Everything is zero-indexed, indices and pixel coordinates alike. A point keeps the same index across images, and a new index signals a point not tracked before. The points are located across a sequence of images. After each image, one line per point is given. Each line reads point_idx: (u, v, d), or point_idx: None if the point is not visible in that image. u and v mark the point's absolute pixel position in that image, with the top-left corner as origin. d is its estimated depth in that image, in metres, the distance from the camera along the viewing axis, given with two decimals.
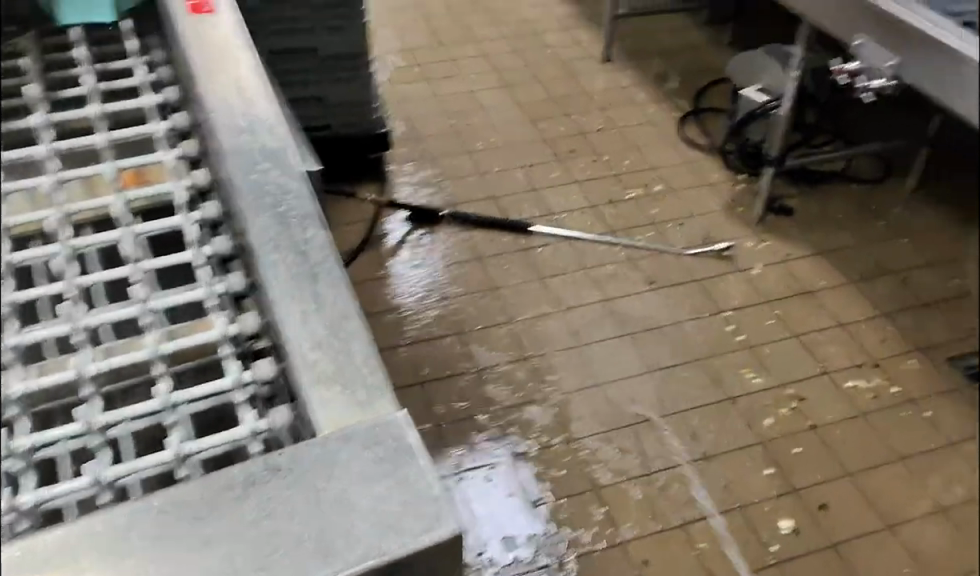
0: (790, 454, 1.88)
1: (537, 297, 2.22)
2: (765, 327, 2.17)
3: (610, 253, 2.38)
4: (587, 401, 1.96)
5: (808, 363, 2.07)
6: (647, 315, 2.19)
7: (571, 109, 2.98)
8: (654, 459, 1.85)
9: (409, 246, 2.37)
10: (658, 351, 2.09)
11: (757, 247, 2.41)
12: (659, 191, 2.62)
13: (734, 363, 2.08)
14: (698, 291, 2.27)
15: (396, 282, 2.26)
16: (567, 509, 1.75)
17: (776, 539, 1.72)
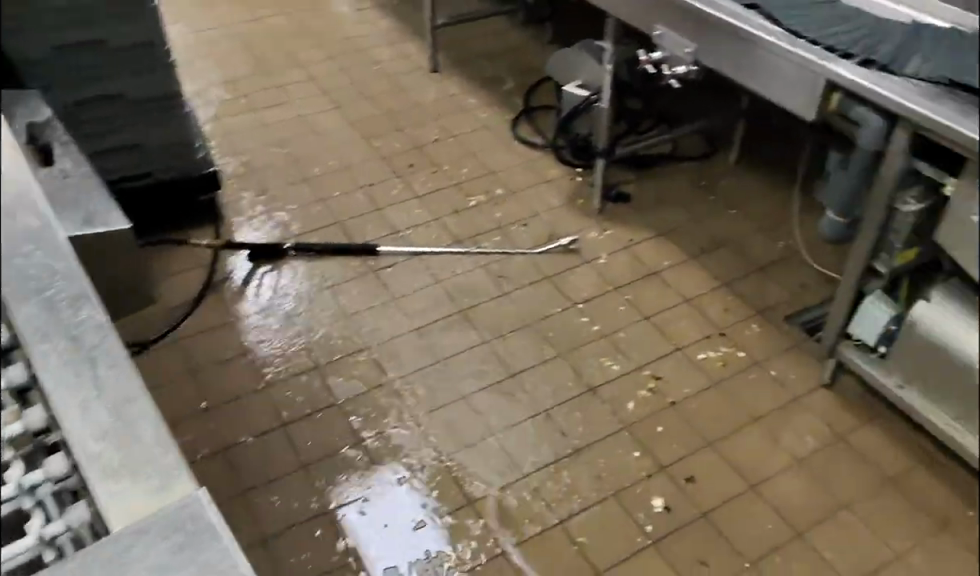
0: (654, 434, 1.91)
1: (391, 319, 2.20)
2: (616, 314, 2.22)
3: (459, 263, 2.38)
4: (453, 416, 1.95)
5: (661, 342, 2.14)
6: (503, 319, 2.21)
7: (406, 123, 2.97)
8: (526, 462, 1.86)
9: (254, 285, 2.30)
10: (517, 354, 2.11)
11: (601, 236, 2.48)
12: (500, 194, 2.64)
13: (592, 352, 2.12)
14: (549, 288, 2.30)
15: (245, 324, 2.19)
16: (446, 527, 1.74)
17: (651, 520, 1.74)
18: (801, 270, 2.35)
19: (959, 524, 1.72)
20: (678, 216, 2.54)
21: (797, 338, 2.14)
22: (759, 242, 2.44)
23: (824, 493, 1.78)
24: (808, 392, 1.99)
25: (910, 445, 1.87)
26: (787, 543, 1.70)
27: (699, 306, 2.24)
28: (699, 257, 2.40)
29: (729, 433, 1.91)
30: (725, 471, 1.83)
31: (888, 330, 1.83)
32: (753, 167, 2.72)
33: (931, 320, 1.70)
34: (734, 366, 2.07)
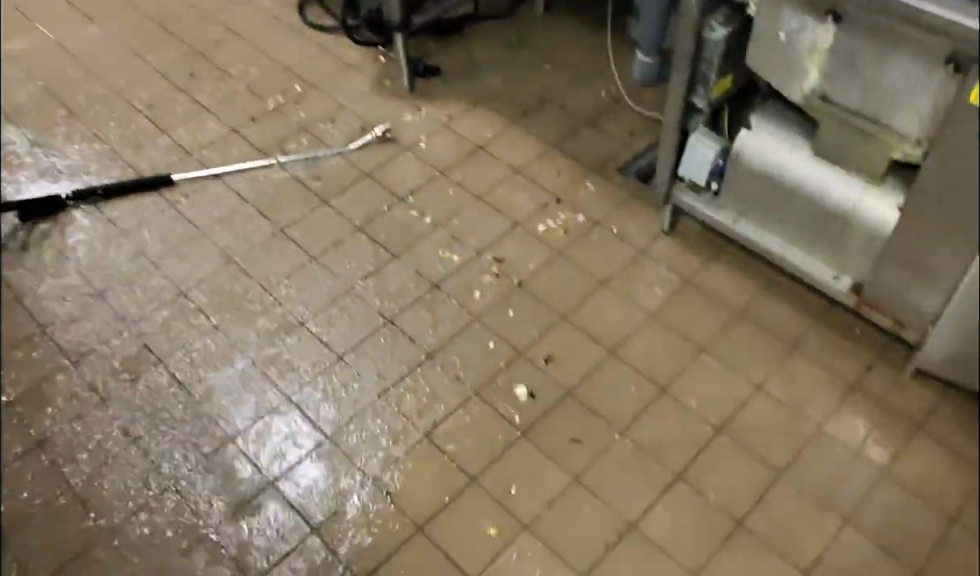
0: (505, 319, 1.82)
1: (204, 254, 1.97)
2: (447, 199, 2.08)
3: (268, 177, 2.15)
4: (292, 347, 1.79)
5: (498, 220, 2.02)
6: (327, 229, 2.02)
7: (178, 27, 2.61)
8: (378, 378, 1.73)
9: (43, 246, 1.98)
10: (350, 264, 1.94)
11: (417, 118, 2.29)
12: (300, 91, 2.39)
13: (428, 245, 1.97)
14: (371, 185, 2.12)
15: (44, 294, 1.89)
16: (307, 464, 1.61)
17: (516, 410, 1.66)
18: (626, 116, 2.26)
19: (809, 343, 1.74)
20: (494, 81, 2.37)
21: (632, 188, 2.07)
22: (580, 93, 2.33)
23: (681, 342, 1.76)
24: (651, 243, 1.95)
25: (754, 275, 1.86)
26: (653, 401, 1.66)
27: (530, 174, 2.13)
28: (522, 121, 2.26)
29: (580, 302, 1.84)
30: (582, 342, 1.77)
31: (715, 165, 1.76)
32: (562, 13, 2.56)
33: (755, 148, 1.67)
34: (575, 230, 1.99)
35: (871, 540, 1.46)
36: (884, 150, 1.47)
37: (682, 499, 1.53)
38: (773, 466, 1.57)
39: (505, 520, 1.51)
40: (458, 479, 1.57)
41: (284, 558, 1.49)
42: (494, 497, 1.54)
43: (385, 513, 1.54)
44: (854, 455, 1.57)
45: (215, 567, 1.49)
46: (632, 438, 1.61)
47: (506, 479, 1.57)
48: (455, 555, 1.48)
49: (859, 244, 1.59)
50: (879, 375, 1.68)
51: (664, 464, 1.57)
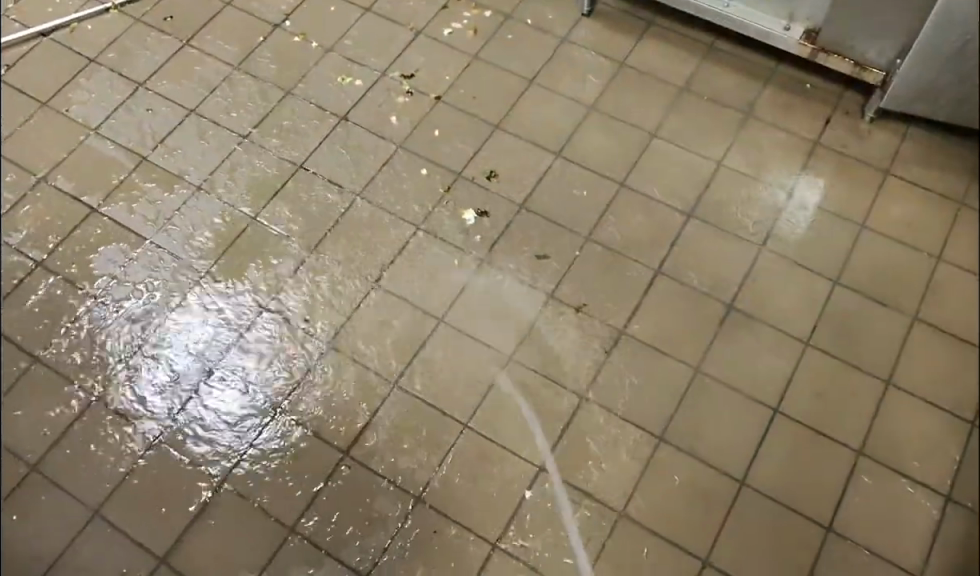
0: (432, 141, 1.60)
1: (55, 131, 1.63)
2: (330, 17, 1.77)
3: (109, 26, 1.77)
4: (193, 217, 1.53)
5: (396, 32, 1.75)
6: (199, 75, 1.70)
7: None
8: (304, 231, 1.50)
9: None
10: (238, 111, 1.65)
11: None
12: None
13: (324, 73, 1.69)
14: (236, 15, 1.78)
15: None
16: (249, 340, 1.40)
17: (471, 237, 1.48)
18: None
19: (761, 107, 1.62)
20: None
21: None
22: None
23: (629, 130, 1.60)
24: (572, 29, 1.73)
25: (690, 45, 1.70)
26: (613, 199, 1.52)
27: None
28: None
29: (511, 107, 1.63)
30: (523, 149, 1.58)
31: None
32: None
33: None
34: (486, 29, 1.74)
35: (863, 294, 1.41)
36: None
37: (667, 293, 1.42)
38: (752, 240, 1.47)
39: (488, 355, 1.37)
40: (424, 322, 1.40)
41: (252, 445, 1.31)
42: (468, 333, 1.39)
43: (352, 377, 1.36)
44: (829, 214, 1.49)
45: (176, 471, 1.29)
46: (600, 241, 1.47)
47: (476, 312, 1.41)
48: (442, 402, 1.33)
49: None
50: (838, 127, 1.59)
51: (639, 262, 1.45)
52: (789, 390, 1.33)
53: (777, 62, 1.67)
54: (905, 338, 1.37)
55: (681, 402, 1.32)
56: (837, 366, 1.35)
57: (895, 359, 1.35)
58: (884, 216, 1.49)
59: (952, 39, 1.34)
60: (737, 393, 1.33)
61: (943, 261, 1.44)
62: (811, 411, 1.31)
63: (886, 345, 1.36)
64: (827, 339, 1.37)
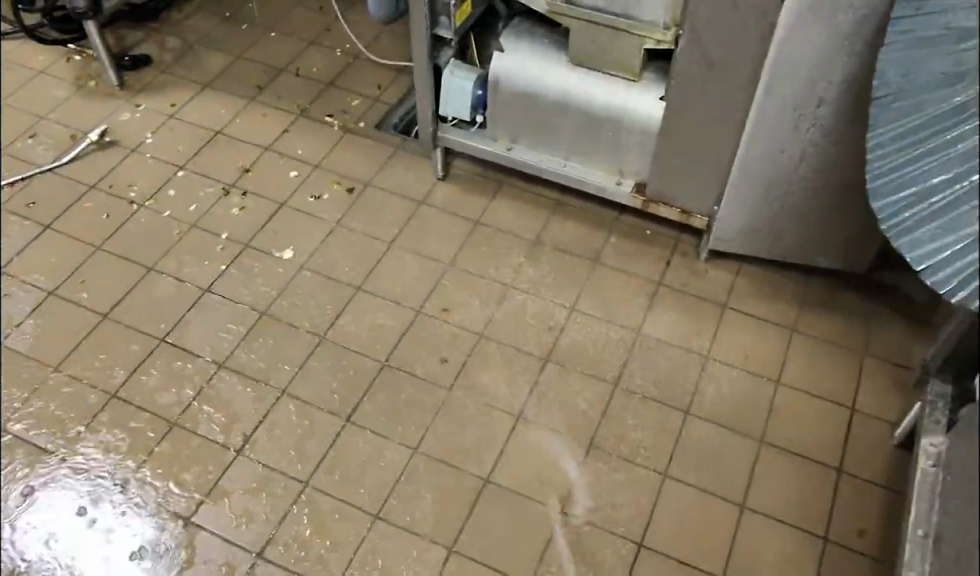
0: (296, 306, 1.63)
1: None
2: (196, 194, 1.83)
3: None
4: (49, 399, 1.49)
5: (261, 204, 1.82)
6: (58, 256, 1.71)
7: None
8: (166, 405, 1.49)
9: None
10: (100, 289, 1.65)
11: (135, 115, 2.00)
12: None
13: (188, 246, 1.73)
14: (101, 197, 1.82)
15: None
16: (91, 512, 1.36)
17: (334, 396, 1.50)
18: (370, 72, 2.13)
19: (607, 255, 1.73)
20: (217, 63, 2.14)
21: (395, 142, 1.95)
22: (313, 60, 2.16)
23: (486, 284, 1.68)
24: (429, 193, 1.84)
25: (538, 202, 1.83)
26: (473, 349, 1.57)
27: (284, 149, 1.93)
28: (259, 98, 2.05)
29: (372, 268, 1.70)
30: (386, 308, 1.63)
31: (476, 97, 1.70)
32: None
33: (510, 71, 1.61)
34: (347, 196, 1.83)
35: (713, 423, 1.48)
36: (637, 46, 1.47)
37: (529, 437, 1.45)
38: (608, 379, 1.53)
39: (355, 516, 1.36)
40: (288, 488, 1.39)
41: None
42: (333, 495, 1.38)
43: (213, 553, 1.32)
44: (676, 349, 1.58)
45: None
46: (462, 392, 1.51)
47: (342, 474, 1.40)
48: (308, 570, 1.30)
49: (629, 146, 1.60)
50: (677, 268, 1.71)
51: (501, 410, 1.49)
52: (652, 523, 1.36)
53: (618, 214, 1.81)
54: (756, 461, 1.43)
55: (548, 545, 1.33)
56: (695, 496, 1.39)
57: (748, 484, 1.40)
58: (725, 347, 1.59)
59: (757, 185, 1.49)
60: (603, 530, 1.35)
61: (783, 386, 1.53)
62: (675, 543, 1.34)
63: (739, 471, 1.42)
64: (683, 469, 1.42)
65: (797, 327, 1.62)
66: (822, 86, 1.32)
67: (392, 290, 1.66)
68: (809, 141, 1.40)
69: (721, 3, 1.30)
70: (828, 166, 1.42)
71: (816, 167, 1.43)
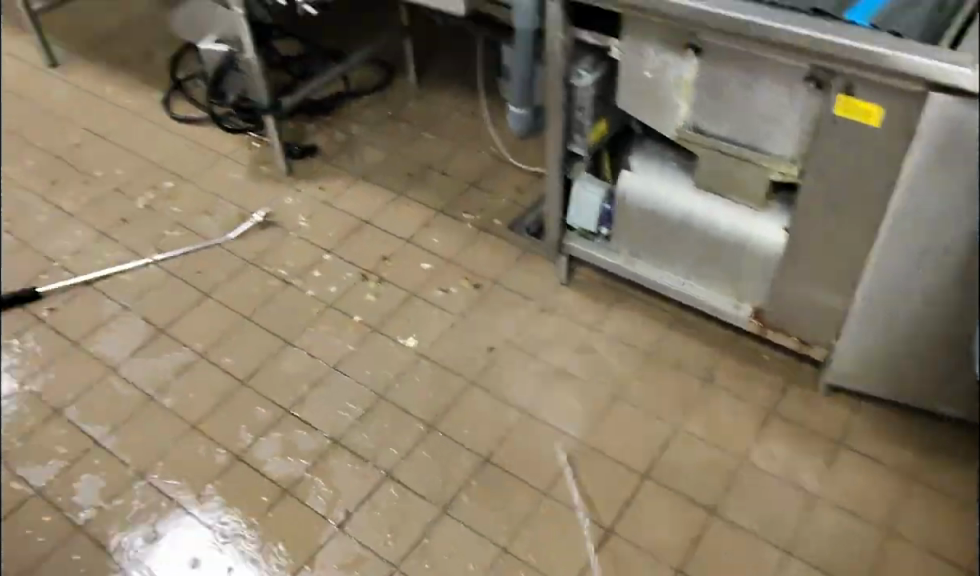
0: (412, 394, 1.72)
1: (77, 368, 1.81)
2: (337, 277, 1.98)
3: (143, 279, 2.00)
4: (183, 453, 1.64)
5: (395, 292, 1.95)
6: (212, 323, 1.89)
7: (34, 136, 2.47)
8: (282, 473, 1.60)
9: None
10: (242, 357, 1.81)
11: (297, 200, 2.20)
12: (171, 187, 2.26)
13: (324, 325, 1.88)
14: (256, 272, 2.00)
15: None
16: (202, 566, 1.48)
17: (433, 485, 1.56)
18: (511, 176, 2.25)
19: (721, 376, 1.72)
20: (374, 157, 2.33)
21: (526, 244, 2.05)
22: (462, 161, 2.31)
23: (594, 391, 1.71)
24: (551, 296, 1.91)
25: (658, 315, 1.85)
26: (573, 456, 1.60)
27: (422, 242, 2.07)
28: (407, 193, 2.21)
29: (488, 364, 1.77)
30: (495, 405, 1.69)
31: (603, 210, 1.76)
32: (435, 83, 2.56)
33: (639, 190, 1.67)
34: (473, 293, 1.93)
35: (812, 566, 1.42)
36: (763, 176, 1.48)
37: (618, 552, 1.45)
38: (706, 504, 1.51)
39: None
40: (379, 568, 1.45)
41: None
42: None
43: None
44: (782, 482, 1.54)
45: None
46: (557, 497, 1.54)
47: (431, 563, 1.45)
48: None
49: (750, 271, 1.61)
50: (793, 397, 1.67)
51: (592, 520, 1.50)
52: None
53: (738, 335, 1.80)
54: None
55: None
56: None
57: None
58: (836, 486, 1.53)
59: (880, 323, 1.46)
60: None
61: (895, 536, 1.45)
62: None
63: None
64: None
65: (918, 475, 1.54)
66: (951, 232, 1.30)
67: (503, 388, 1.73)
68: (935, 286, 1.37)
69: (846, 144, 1.32)
70: (955, 311, 1.38)
71: (942, 311, 1.39)
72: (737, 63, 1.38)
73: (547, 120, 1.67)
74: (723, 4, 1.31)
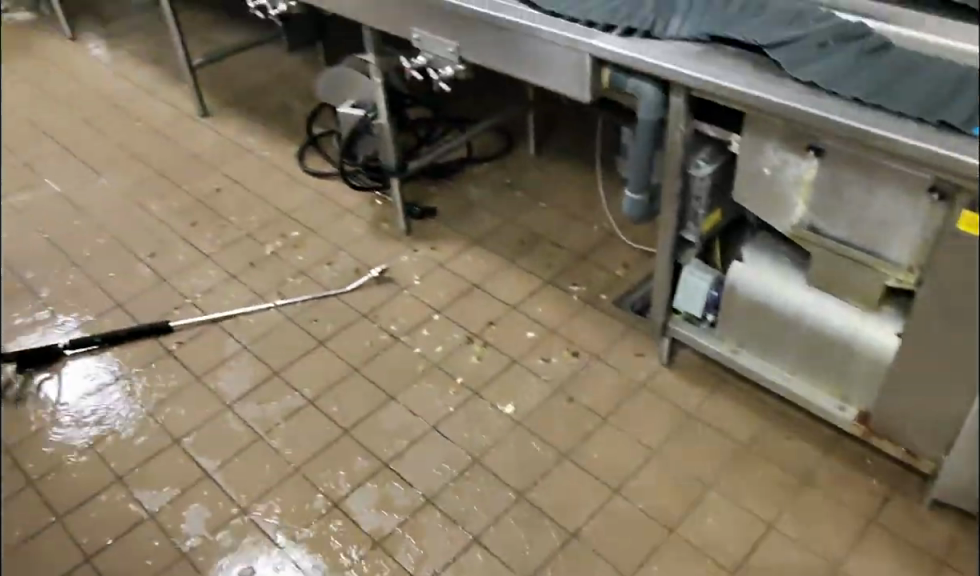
0: (506, 461, 1.76)
1: (197, 402, 1.93)
2: (444, 338, 2.05)
3: (264, 322, 2.12)
4: (285, 495, 1.73)
5: (498, 358, 2.00)
6: (323, 371, 1.99)
7: (181, 178, 2.69)
8: (374, 525, 1.66)
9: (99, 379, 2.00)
10: (347, 407, 1.90)
11: (412, 259, 2.29)
12: (298, 236, 2.40)
13: (427, 384, 1.94)
14: (368, 325, 2.10)
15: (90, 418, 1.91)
16: None
17: (519, 555, 1.59)
18: (621, 252, 2.28)
19: (820, 477, 1.69)
20: (489, 222, 2.41)
21: (630, 321, 2.07)
22: (574, 233, 2.35)
23: (687, 478, 1.70)
24: (651, 377, 1.92)
25: (758, 407, 1.83)
26: (661, 542, 1.59)
27: (528, 311, 2.12)
28: (517, 260, 2.27)
29: (582, 440, 1.79)
30: (586, 481, 1.71)
31: (710, 296, 1.78)
32: (554, 156, 2.64)
33: (749, 281, 1.68)
34: (574, 366, 1.97)
35: None
36: (879, 280, 1.47)
37: None
38: None
39: None
40: None
41: None
42: None
43: None
44: None
45: None
46: None
47: None
48: None
49: (859, 373, 1.59)
50: (896, 508, 1.62)
51: None
52: None
53: (841, 436, 1.76)
54: None
55: None
56: None
57: None
58: None
59: None
60: None
61: None
62: None
63: None
64: None
65: None
66: None
67: (595, 464, 1.74)
68: None
69: (967, 259, 1.30)
70: None
71: None
72: (858, 167, 1.38)
73: (660, 206, 1.70)
74: (855, 116, 1.32)
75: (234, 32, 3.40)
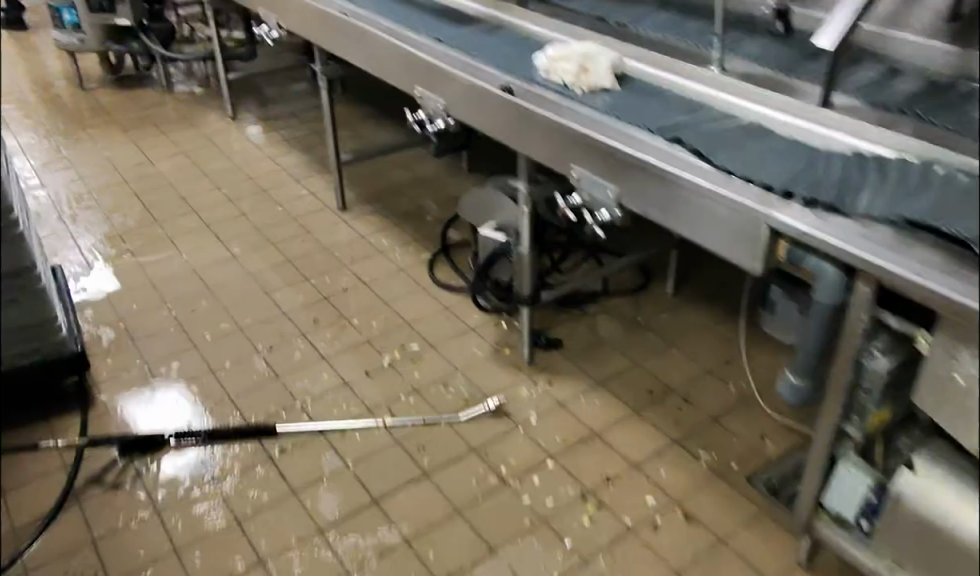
0: None
1: (288, 520, 1.83)
2: (555, 490, 1.89)
3: (369, 441, 2.02)
4: None
5: (611, 525, 1.81)
6: (422, 507, 1.85)
7: (310, 271, 2.68)
8: None
9: (194, 476, 1.94)
10: (442, 555, 1.75)
11: (531, 393, 2.15)
12: (417, 350, 2.32)
13: (531, 542, 1.77)
14: (477, 461, 1.96)
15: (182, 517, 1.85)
16: None
17: None
18: (759, 419, 2.07)
19: None
20: (616, 363, 2.25)
21: (765, 505, 1.85)
22: (708, 390, 2.16)
23: None
24: None
25: None
26: None
27: (650, 474, 1.93)
28: (643, 412, 2.10)
29: None
30: None
31: (868, 500, 1.55)
32: (693, 300, 2.48)
33: (919, 495, 1.45)
34: (695, 548, 1.76)
35: None
36: None
37: None
38: None
39: None
40: None
41: None
42: None
43: None
44: None
45: None
46: None
47: None
48: None
49: None
50: None
51: None
52: None
53: None
54: None
55: None
56: None
57: None
58: None
59: None
60: None
61: None
62: None
63: None
64: None
65: None
66: None
67: None
68: None
69: None
70: None
71: None
72: None
73: (823, 394, 1.52)
74: None
75: (386, 131, 3.46)
